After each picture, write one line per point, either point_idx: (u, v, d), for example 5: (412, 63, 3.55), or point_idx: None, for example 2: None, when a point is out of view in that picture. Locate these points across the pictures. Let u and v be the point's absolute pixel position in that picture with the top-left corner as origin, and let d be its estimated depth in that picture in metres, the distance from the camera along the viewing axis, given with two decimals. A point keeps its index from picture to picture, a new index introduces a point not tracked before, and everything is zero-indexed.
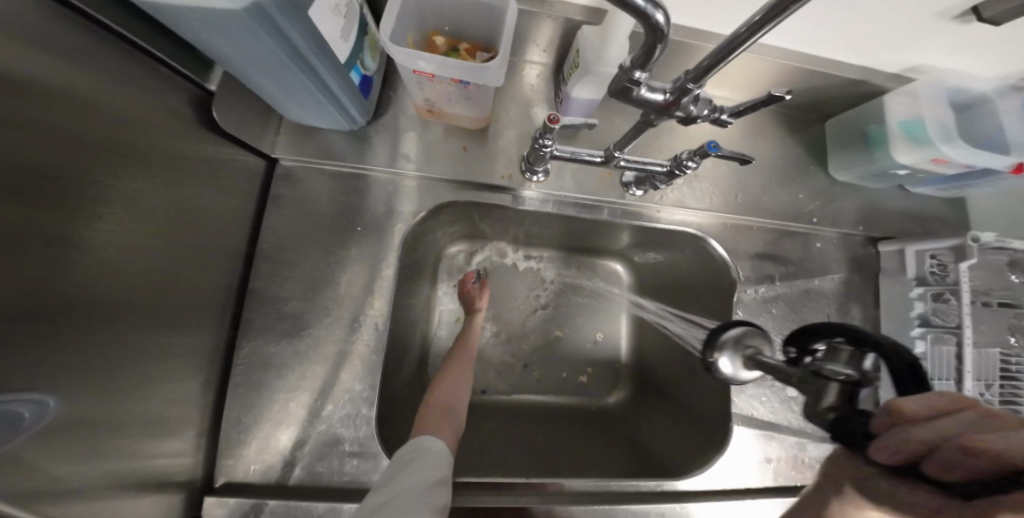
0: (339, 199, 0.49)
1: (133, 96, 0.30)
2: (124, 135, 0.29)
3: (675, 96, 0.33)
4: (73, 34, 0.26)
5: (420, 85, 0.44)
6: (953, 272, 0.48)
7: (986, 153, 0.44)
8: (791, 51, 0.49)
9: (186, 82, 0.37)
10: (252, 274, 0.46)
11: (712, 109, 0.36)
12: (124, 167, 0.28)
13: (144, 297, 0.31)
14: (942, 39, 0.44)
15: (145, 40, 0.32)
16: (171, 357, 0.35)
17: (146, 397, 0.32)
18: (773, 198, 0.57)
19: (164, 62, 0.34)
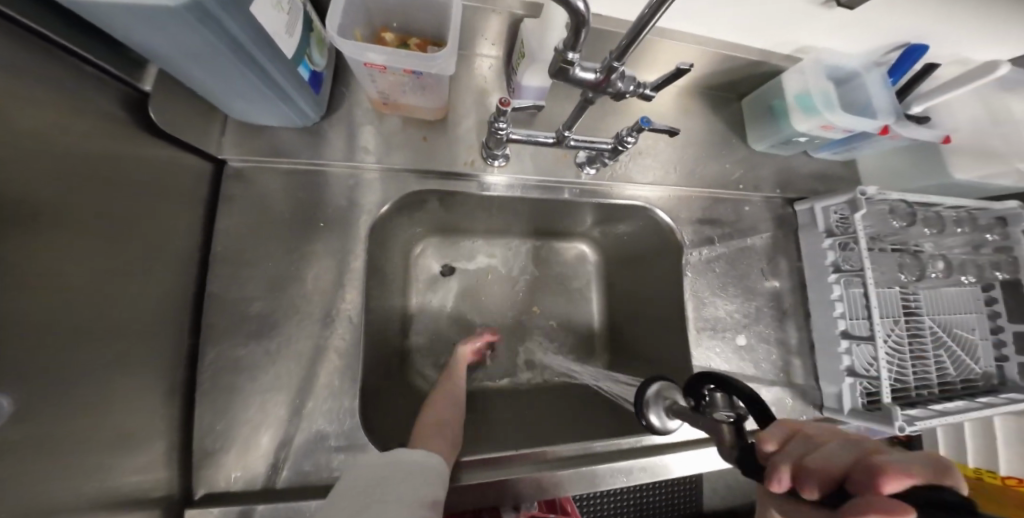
0: (298, 199, 0.49)
1: (59, 103, 0.29)
2: (53, 149, 0.28)
3: (605, 75, 0.36)
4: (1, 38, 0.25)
5: (372, 78, 0.45)
6: (851, 222, 0.56)
7: (861, 119, 0.50)
8: (709, 37, 0.53)
9: (117, 83, 0.36)
10: (209, 277, 0.46)
11: (639, 83, 0.39)
12: (52, 178, 0.28)
13: (83, 312, 0.31)
14: (819, 23, 0.49)
15: (70, 37, 0.31)
16: (121, 372, 0.34)
17: (98, 414, 0.31)
18: (709, 168, 0.63)
19: (92, 62, 0.33)
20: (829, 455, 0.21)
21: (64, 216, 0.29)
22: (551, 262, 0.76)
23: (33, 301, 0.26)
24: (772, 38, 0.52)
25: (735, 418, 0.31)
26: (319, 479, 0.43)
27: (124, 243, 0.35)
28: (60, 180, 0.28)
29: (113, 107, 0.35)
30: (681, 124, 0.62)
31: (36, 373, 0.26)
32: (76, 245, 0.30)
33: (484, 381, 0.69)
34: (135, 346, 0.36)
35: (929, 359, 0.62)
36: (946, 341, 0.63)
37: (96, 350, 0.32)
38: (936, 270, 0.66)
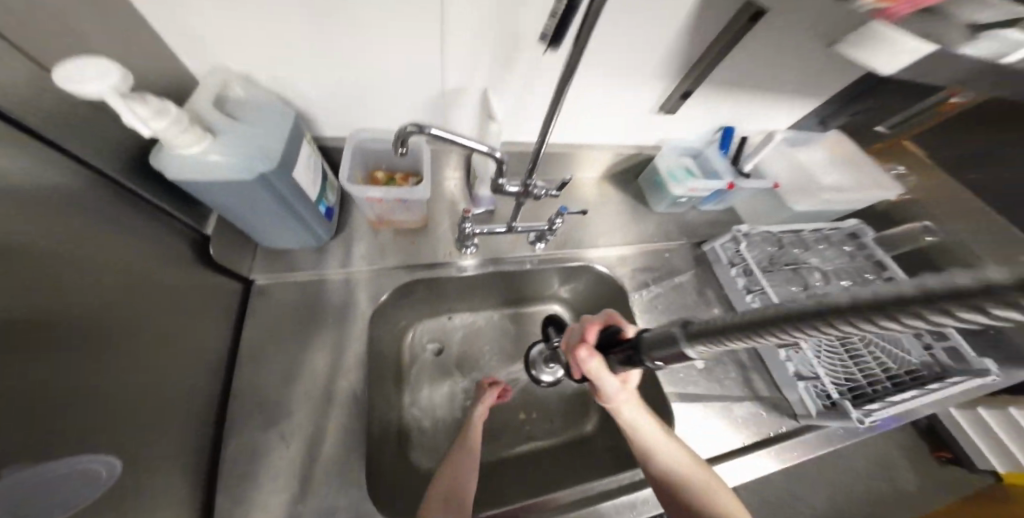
0: (309, 302, 0.61)
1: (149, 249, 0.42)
2: (135, 280, 0.39)
3: (525, 188, 0.55)
4: (119, 214, 0.39)
5: (370, 207, 0.62)
6: (740, 254, 0.77)
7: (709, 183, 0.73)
8: (598, 144, 0.77)
9: (189, 230, 0.49)
10: (234, 377, 0.53)
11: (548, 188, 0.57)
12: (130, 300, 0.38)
13: (143, 405, 0.38)
14: (662, 126, 0.74)
15: (171, 203, 0.46)
16: (160, 462, 0.39)
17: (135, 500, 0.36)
18: (631, 230, 0.82)
19: (180, 219, 0.48)
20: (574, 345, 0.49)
21: (136, 329, 0.38)
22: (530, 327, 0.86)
23: (112, 393, 0.34)
24: (638, 138, 0.77)
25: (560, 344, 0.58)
26: None
27: (180, 347, 0.44)
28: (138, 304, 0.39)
29: (183, 247, 0.48)
30: (603, 204, 0.84)
31: (105, 445, 0.33)
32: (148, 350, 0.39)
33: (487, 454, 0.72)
34: (173, 439, 0.42)
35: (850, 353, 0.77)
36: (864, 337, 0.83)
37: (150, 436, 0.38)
38: (820, 278, 0.81)
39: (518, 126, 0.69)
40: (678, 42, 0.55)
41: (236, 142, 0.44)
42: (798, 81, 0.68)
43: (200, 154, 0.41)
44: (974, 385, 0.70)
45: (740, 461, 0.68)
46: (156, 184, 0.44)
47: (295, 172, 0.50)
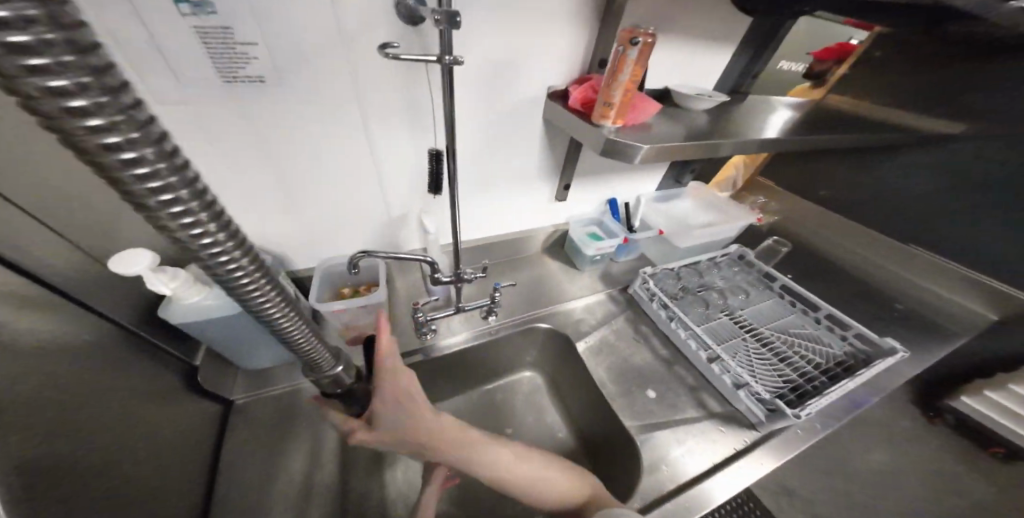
0: (287, 413, 0.66)
1: (140, 378, 0.50)
2: (125, 403, 0.46)
3: (456, 277, 0.70)
4: (114, 348, 0.47)
5: (338, 317, 0.74)
6: (654, 290, 0.94)
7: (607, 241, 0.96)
8: (522, 230, 0.99)
9: (182, 362, 0.59)
10: (215, 496, 0.55)
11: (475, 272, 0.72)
12: (121, 422, 0.44)
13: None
14: (562, 209, 0.99)
15: (162, 339, 0.56)
16: None
17: None
18: (568, 290, 1.00)
19: (174, 355, 0.58)
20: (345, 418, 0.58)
21: (137, 451, 0.45)
22: (508, 398, 0.96)
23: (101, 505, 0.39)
24: (549, 219, 1.00)
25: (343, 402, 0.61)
26: None
27: (171, 468, 0.50)
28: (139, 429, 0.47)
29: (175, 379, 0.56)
30: (540, 276, 1.02)
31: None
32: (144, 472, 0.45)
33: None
34: None
35: (775, 361, 0.89)
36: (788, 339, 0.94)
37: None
38: (716, 298, 1.01)
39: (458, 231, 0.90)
40: (543, 156, 0.83)
41: (226, 285, 0.58)
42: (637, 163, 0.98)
43: (197, 299, 0.54)
44: (883, 363, 0.80)
45: (721, 478, 0.69)
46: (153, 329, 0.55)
47: (273, 298, 0.64)
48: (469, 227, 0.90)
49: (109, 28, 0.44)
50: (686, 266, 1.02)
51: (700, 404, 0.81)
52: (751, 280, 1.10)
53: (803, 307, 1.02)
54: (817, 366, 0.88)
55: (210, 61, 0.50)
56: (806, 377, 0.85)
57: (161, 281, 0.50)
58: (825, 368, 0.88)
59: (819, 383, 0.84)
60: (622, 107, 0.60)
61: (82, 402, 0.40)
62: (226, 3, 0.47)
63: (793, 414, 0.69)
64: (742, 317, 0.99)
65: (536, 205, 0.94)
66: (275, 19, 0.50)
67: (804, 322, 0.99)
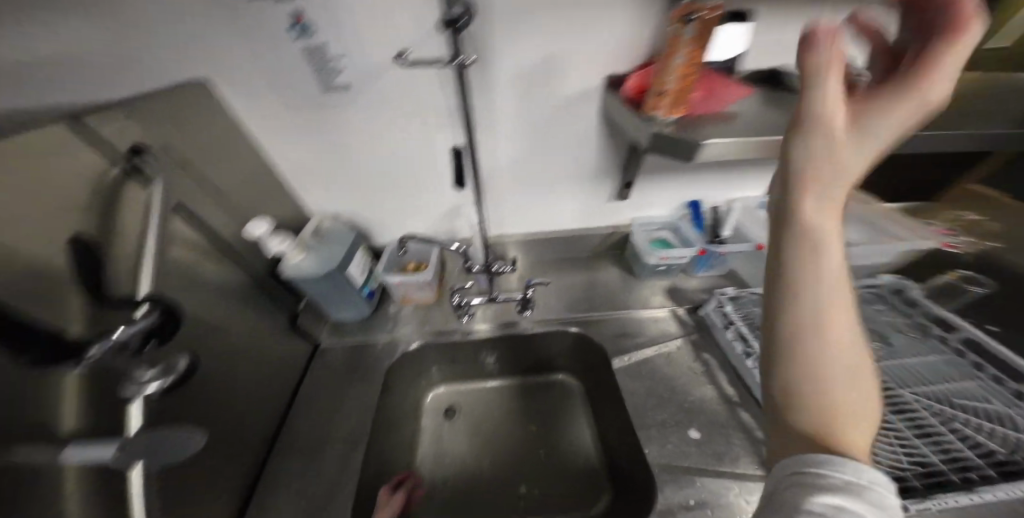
0: (349, 359, 0.83)
1: (254, 316, 0.71)
2: (236, 331, 0.66)
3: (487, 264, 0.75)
4: (241, 291, 0.69)
5: (399, 289, 0.87)
6: (732, 315, 0.79)
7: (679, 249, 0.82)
8: (577, 230, 0.95)
9: (287, 305, 0.81)
10: (289, 410, 0.74)
11: (503, 266, 0.76)
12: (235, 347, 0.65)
13: (220, 410, 0.60)
14: (624, 210, 0.91)
15: (273, 288, 0.77)
16: (222, 450, 0.59)
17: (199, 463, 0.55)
18: (619, 299, 0.91)
19: (283, 298, 0.80)
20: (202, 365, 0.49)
21: (234, 366, 0.64)
22: (540, 397, 0.97)
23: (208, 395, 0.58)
24: (607, 222, 0.94)
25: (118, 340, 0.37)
26: None
27: (259, 379, 0.69)
28: (240, 352, 0.66)
29: (279, 320, 0.77)
30: (593, 280, 0.96)
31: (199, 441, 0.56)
32: (236, 381, 0.64)
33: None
34: (236, 435, 0.62)
35: (908, 431, 0.61)
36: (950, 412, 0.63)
37: (220, 439, 0.59)
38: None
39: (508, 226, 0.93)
40: (599, 154, 0.79)
41: (323, 253, 0.76)
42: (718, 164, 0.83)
43: (297, 258, 0.73)
44: None
45: None
46: (271, 277, 0.77)
47: (351, 267, 0.79)
48: (520, 223, 0.92)
49: (255, 57, 0.62)
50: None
51: (761, 463, 0.65)
52: (899, 323, 0.79)
53: (995, 375, 0.66)
54: (987, 453, 0.56)
55: (314, 74, 0.65)
56: (955, 463, 0.55)
57: (274, 243, 0.68)
58: (1002, 460, 0.55)
59: (980, 476, 0.53)
60: (679, 92, 0.54)
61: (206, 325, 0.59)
62: (323, 28, 0.60)
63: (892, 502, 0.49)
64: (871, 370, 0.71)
65: (592, 204, 0.89)
66: (354, 36, 0.61)
67: (991, 395, 0.64)
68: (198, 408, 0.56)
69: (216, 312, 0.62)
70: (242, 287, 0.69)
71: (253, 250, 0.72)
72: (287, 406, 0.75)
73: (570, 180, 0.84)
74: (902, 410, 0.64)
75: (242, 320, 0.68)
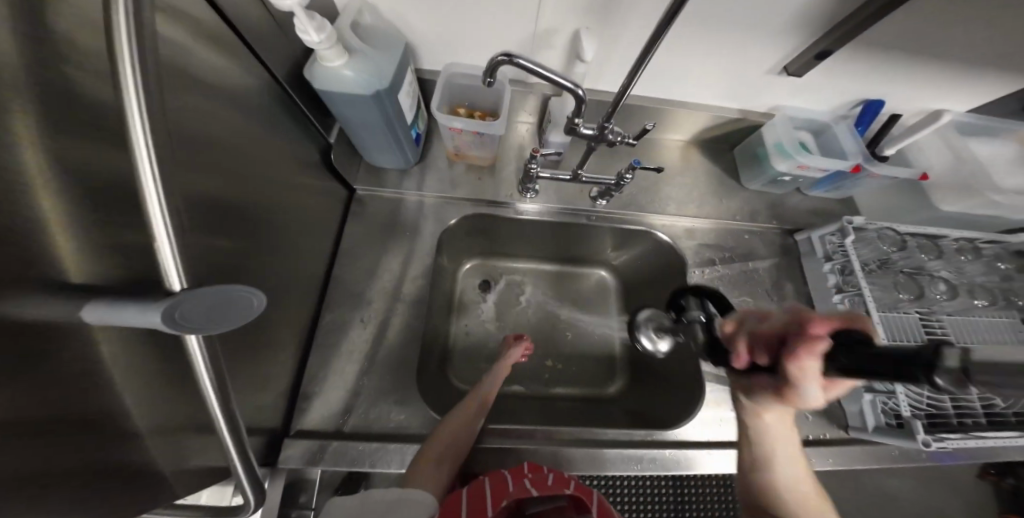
0: (389, 217, 0.69)
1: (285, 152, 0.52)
2: (269, 175, 0.48)
3: (599, 131, 0.51)
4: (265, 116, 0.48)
5: (451, 137, 0.64)
6: (846, 248, 0.66)
7: (831, 160, 0.64)
8: (698, 103, 0.71)
9: (318, 135, 0.60)
10: (333, 265, 0.64)
11: (624, 135, 0.52)
12: (269, 189, 0.49)
13: (271, 272, 0.49)
14: (781, 88, 0.65)
15: (301, 105, 0.54)
16: (275, 313, 0.51)
17: (255, 332, 0.47)
18: (708, 203, 0.76)
19: (311, 121, 0.57)
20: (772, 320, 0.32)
21: (275, 215, 0.50)
22: (576, 284, 0.92)
23: (258, 252, 0.46)
24: (745, 100, 0.69)
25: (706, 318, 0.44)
26: (379, 428, 0.58)
27: (300, 230, 0.56)
28: (278, 200, 0.51)
29: (309, 153, 0.58)
30: (685, 171, 0.78)
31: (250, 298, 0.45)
32: (273, 227, 0.50)
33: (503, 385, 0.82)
34: (285, 296, 0.54)
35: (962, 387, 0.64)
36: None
37: (274, 293, 0.51)
38: (938, 291, 0.64)
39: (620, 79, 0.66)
40: None
41: (366, 62, 0.48)
42: (991, 40, 0.52)
43: (337, 64, 0.47)
44: None
45: None
46: (294, 89, 0.53)
47: (401, 93, 0.53)
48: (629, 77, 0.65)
49: None
50: (916, 236, 0.67)
51: None
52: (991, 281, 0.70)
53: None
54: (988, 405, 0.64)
55: None
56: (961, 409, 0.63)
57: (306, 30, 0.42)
58: (991, 409, 0.64)
59: (972, 421, 0.62)
60: None
61: (228, 149, 0.41)
62: None
63: (920, 441, 0.53)
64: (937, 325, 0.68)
65: (745, 70, 0.62)
66: None
67: None
68: (242, 260, 0.44)
69: (239, 135, 0.42)
70: (262, 100, 0.47)
71: (270, 40, 0.46)
72: (330, 264, 0.64)
73: (754, 25, 0.54)
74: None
75: (268, 148, 0.48)
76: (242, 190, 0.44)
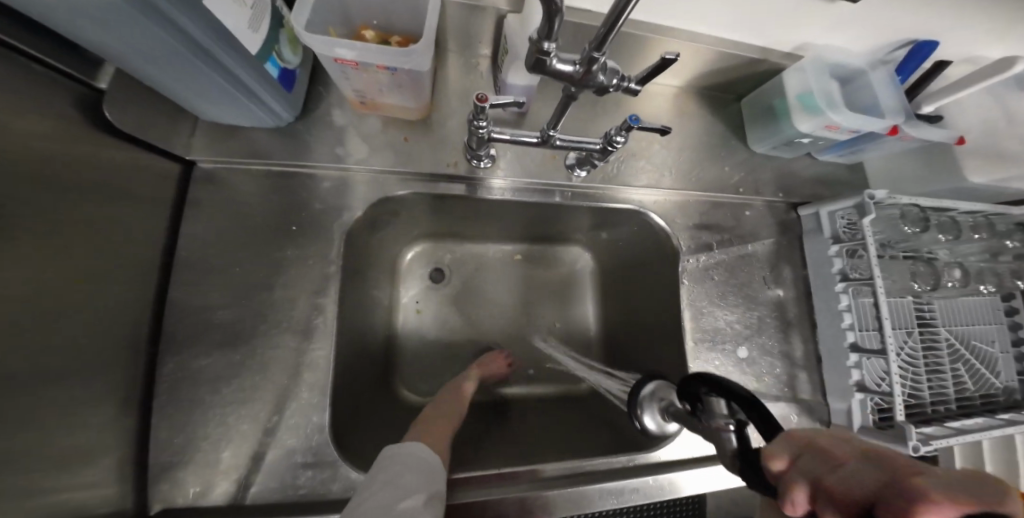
0: (276, 199, 0.47)
1: (16, 98, 0.28)
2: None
3: (585, 67, 0.31)
4: None
5: (346, 76, 0.41)
6: (859, 229, 0.55)
7: (867, 119, 0.50)
8: (702, 36, 0.53)
9: (68, 80, 0.34)
10: (170, 285, 0.43)
11: (623, 76, 0.34)
12: (7, 179, 0.26)
13: (33, 325, 0.28)
14: (814, 17, 0.49)
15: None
16: (63, 379, 0.31)
17: (31, 425, 0.28)
18: (704, 171, 0.61)
19: (32, 56, 0.30)
20: (849, 475, 0.19)
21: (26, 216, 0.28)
22: (544, 269, 0.76)
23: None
24: (764, 35, 0.52)
25: (736, 424, 0.31)
26: (284, 500, 0.41)
27: (93, 235, 0.34)
28: (30, 188, 0.28)
29: (63, 106, 0.33)
30: (679, 131, 0.62)
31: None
32: (35, 252, 0.28)
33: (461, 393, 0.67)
34: (80, 349, 0.33)
35: (945, 373, 0.57)
36: (964, 354, 0.58)
37: (52, 362, 0.30)
38: (953, 278, 0.62)
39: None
40: None
41: None
42: None
43: None
44: None
45: None
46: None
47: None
48: None
49: None
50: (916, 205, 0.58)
51: (791, 386, 0.60)
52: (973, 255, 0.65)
53: (1016, 323, 0.62)
54: (961, 391, 0.58)
55: None
56: (938, 395, 0.57)
57: None
58: (963, 397, 0.58)
59: (944, 409, 0.56)
60: None
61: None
62: None
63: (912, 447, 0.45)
64: (925, 304, 0.59)
65: None
66: None
67: (996, 338, 0.61)
68: None
69: None
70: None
71: None
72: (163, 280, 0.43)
73: None
74: (927, 348, 0.58)
75: None
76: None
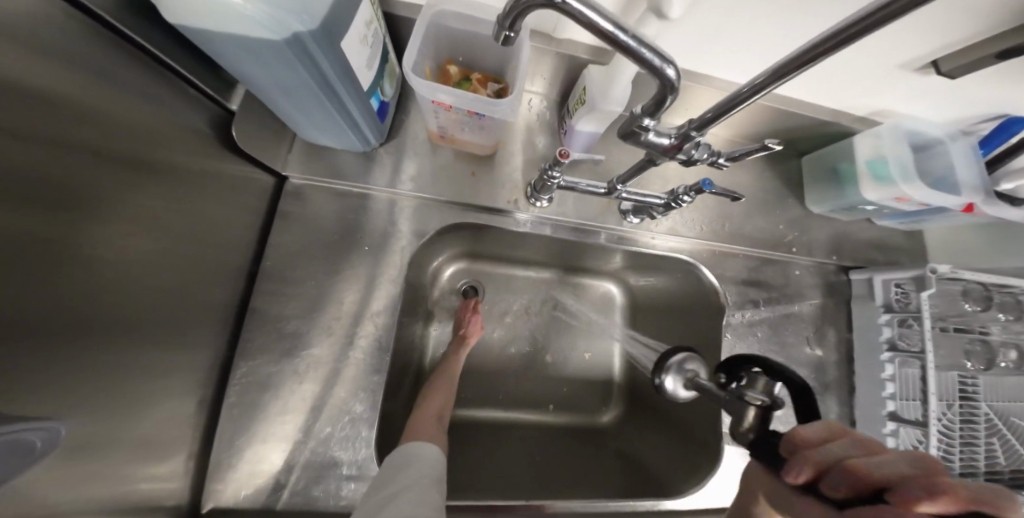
0: (346, 219, 0.50)
1: (155, 119, 0.31)
2: (136, 160, 0.28)
3: (678, 141, 0.33)
4: (100, 50, 0.26)
5: (435, 113, 0.43)
6: (915, 300, 0.53)
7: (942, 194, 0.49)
8: (777, 95, 0.53)
9: (209, 101, 0.39)
10: (253, 292, 0.46)
11: (713, 153, 0.35)
12: (143, 194, 0.29)
13: (144, 327, 0.31)
14: (900, 86, 0.48)
15: (165, 52, 0.32)
16: (165, 375, 0.34)
17: (134, 417, 0.31)
18: (755, 226, 0.61)
19: (187, 79, 0.36)
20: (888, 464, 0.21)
21: (152, 233, 0.30)
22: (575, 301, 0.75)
23: (122, 298, 0.28)
24: (844, 99, 0.52)
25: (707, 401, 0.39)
26: (326, 507, 0.43)
27: (199, 247, 0.36)
28: (158, 205, 0.31)
29: (189, 124, 0.35)
30: (736, 183, 0.61)
31: (112, 384, 0.28)
32: (154, 263, 0.31)
33: (483, 412, 0.68)
34: (179, 348, 0.36)
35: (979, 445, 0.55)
36: (999, 427, 0.56)
37: (158, 357, 0.33)
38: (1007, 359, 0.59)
39: (687, 50, 0.46)
40: None
41: None
42: None
43: None
44: None
45: None
46: (126, 22, 0.28)
47: (347, 37, 0.31)
48: (702, 47, 0.45)
49: None
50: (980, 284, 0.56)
51: None
52: None
53: None
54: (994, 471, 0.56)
55: None
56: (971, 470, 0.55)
57: None
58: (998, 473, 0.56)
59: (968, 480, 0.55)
60: None
61: (49, 144, 0.21)
62: None
63: None
64: (971, 380, 0.57)
65: (870, 59, 0.44)
66: None
67: None
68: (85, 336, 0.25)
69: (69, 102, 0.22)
70: (69, 32, 0.24)
71: None
72: (246, 289, 0.45)
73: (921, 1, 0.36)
74: (965, 421, 0.56)
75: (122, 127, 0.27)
76: (95, 209, 0.24)
